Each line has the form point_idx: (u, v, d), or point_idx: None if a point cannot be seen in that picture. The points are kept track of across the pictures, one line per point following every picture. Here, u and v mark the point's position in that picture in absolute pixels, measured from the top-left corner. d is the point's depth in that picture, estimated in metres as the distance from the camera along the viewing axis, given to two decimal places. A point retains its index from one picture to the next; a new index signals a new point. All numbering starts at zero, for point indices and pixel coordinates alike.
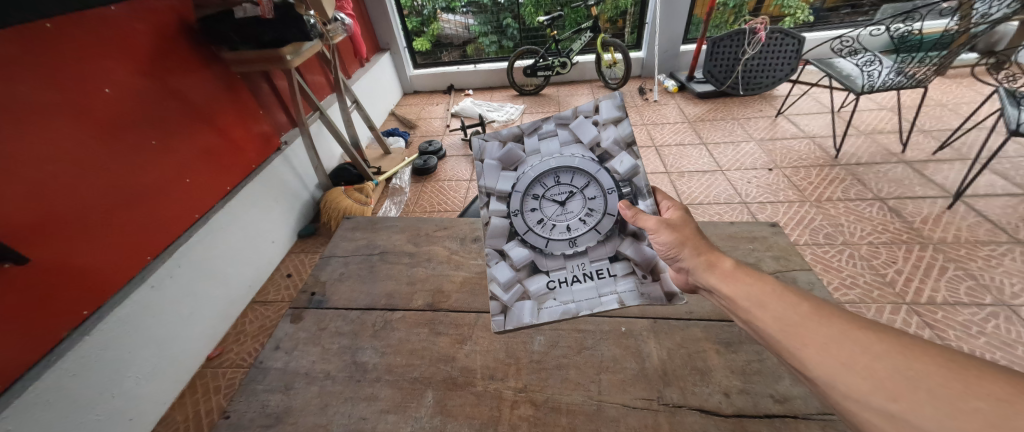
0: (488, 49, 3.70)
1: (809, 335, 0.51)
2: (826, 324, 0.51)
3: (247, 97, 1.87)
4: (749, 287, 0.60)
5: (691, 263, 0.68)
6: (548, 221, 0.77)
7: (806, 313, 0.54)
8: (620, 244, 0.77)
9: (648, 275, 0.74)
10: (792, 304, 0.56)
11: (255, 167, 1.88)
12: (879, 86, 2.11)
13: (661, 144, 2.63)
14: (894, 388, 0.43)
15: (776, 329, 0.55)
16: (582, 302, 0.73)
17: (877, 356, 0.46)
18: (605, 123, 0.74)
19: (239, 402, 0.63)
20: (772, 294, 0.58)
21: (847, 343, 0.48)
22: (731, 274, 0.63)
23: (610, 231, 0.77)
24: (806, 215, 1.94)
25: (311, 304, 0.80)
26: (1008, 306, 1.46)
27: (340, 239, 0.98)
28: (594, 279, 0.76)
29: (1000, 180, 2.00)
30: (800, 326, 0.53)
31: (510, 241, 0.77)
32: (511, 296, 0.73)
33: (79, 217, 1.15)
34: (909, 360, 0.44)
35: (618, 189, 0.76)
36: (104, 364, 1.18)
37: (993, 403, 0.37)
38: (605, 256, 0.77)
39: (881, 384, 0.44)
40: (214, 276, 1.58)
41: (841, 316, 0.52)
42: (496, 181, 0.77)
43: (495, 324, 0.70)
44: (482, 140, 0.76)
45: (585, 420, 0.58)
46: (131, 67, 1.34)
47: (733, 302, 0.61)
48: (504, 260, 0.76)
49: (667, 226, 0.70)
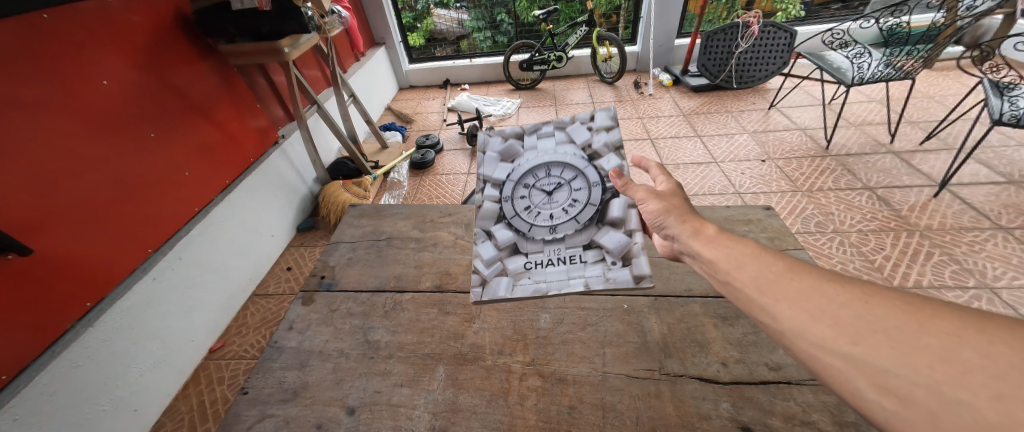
0: (482, 44, 3.70)
1: (781, 289, 0.49)
2: (798, 278, 0.49)
3: (244, 90, 1.87)
4: (729, 250, 0.58)
5: (676, 230, 0.66)
6: (534, 209, 0.76)
7: (781, 273, 0.51)
8: (598, 232, 0.75)
9: (614, 260, 0.73)
10: (767, 263, 0.54)
11: (254, 161, 1.89)
12: (868, 78, 2.16)
13: (657, 137, 2.67)
14: (853, 332, 0.41)
15: (753, 290, 0.52)
16: (546, 281, 0.73)
17: (843, 305, 0.44)
18: (598, 129, 0.76)
19: (257, 378, 0.65)
20: (751, 256, 0.55)
21: (814, 295, 0.46)
22: (714, 239, 0.61)
23: (590, 220, 0.76)
24: (798, 204, 1.99)
25: (322, 286, 0.82)
26: (990, 289, 1.52)
27: (346, 226, 1.00)
28: (567, 263, 0.75)
29: (985, 169, 2.06)
30: (775, 284, 0.51)
31: (499, 223, 0.76)
32: (492, 271, 0.75)
33: (79, 211, 1.15)
34: (869, 306, 0.42)
35: (603, 184, 0.75)
36: (108, 356, 1.19)
37: (944, 339, 0.36)
38: (580, 242, 0.76)
39: (842, 329, 0.42)
40: (214, 269, 1.58)
41: (813, 271, 0.50)
42: (493, 171, 0.77)
43: (473, 294, 0.71)
44: (488, 135, 0.77)
45: (590, 389, 0.60)
46: (128, 60, 1.34)
47: (714, 266, 0.58)
48: (488, 238, 0.76)
49: (654, 196, 0.69)
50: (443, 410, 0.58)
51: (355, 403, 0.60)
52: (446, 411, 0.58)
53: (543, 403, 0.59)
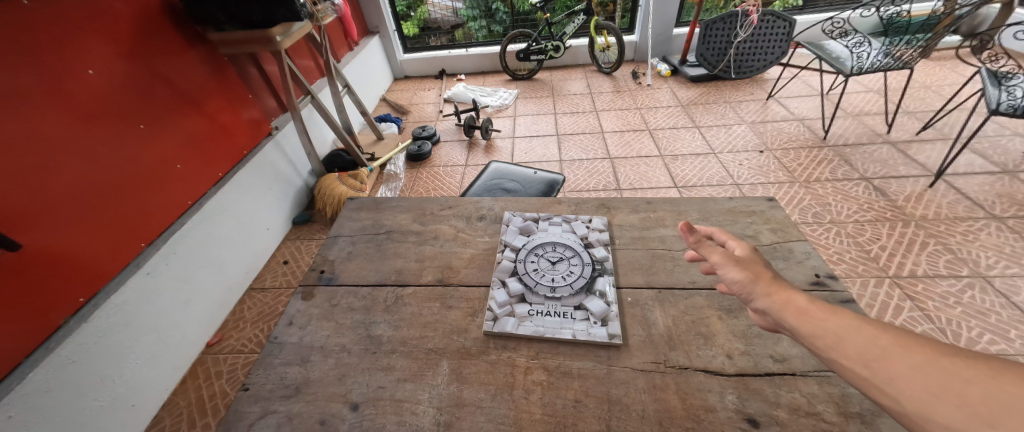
0: (478, 33, 3.63)
1: (894, 366, 0.40)
2: (911, 353, 0.40)
3: (235, 80, 1.82)
4: (823, 321, 0.48)
5: (764, 302, 0.54)
6: (537, 270, 0.77)
7: (888, 345, 0.42)
8: (589, 295, 0.73)
9: (598, 320, 0.68)
10: (868, 336, 0.45)
11: (247, 153, 1.85)
12: (867, 68, 2.15)
13: (655, 128, 2.65)
14: (991, 414, 0.33)
15: (857, 364, 0.43)
16: (542, 327, 0.67)
17: (967, 381, 0.35)
18: (593, 229, 0.89)
19: (258, 374, 0.64)
20: (852, 328, 0.46)
21: (932, 373, 0.38)
22: (806, 309, 0.50)
23: (584, 286, 0.75)
24: (796, 195, 2.00)
25: (321, 281, 0.81)
26: (983, 277, 1.53)
27: (345, 219, 0.99)
28: (561, 317, 0.69)
29: (979, 159, 2.08)
30: (885, 358, 0.41)
31: (514, 274, 0.77)
32: (506, 311, 0.71)
33: (69, 204, 1.13)
34: (1002, 383, 0.34)
35: (595, 264, 0.79)
36: (103, 351, 1.17)
37: None
38: (573, 300, 0.72)
39: (973, 410, 0.34)
40: (209, 263, 1.56)
41: (927, 343, 0.41)
42: (513, 239, 0.86)
43: (484, 325, 0.68)
44: (511, 215, 0.94)
45: (596, 382, 0.60)
46: (113, 49, 1.29)
47: (810, 342, 0.48)
48: (502, 286, 0.75)
49: (735, 262, 0.58)
50: (448, 405, 0.58)
51: (359, 399, 0.59)
52: (451, 406, 0.57)
53: (549, 396, 0.58)
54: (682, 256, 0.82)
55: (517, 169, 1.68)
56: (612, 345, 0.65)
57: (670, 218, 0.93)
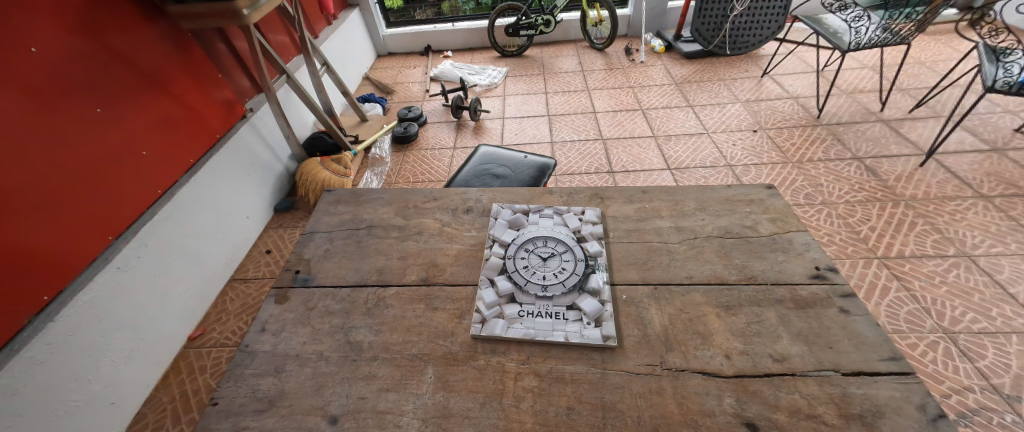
0: (464, 6, 3.45)
1: None
2: None
3: (202, 59, 1.69)
4: None
5: None
6: (529, 267, 0.73)
7: None
8: (582, 294, 0.70)
9: (591, 321, 0.66)
10: None
11: (221, 137, 1.74)
12: (865, 44, 2.09)
13: (648, 107, 2.58)
14: None
15: None
16: (533, 330, 0.64)
17: None
18: (586, 221, 0.85)
19: (228, 386, 0.60)
20: None
21: None
22: None
23: (577, 284, 0.71)
24: (789, 176, 1.97)
25: (297, 282, 0.77)
26: (968, 256, 1.54)
27: (323, 214, 0.93)
28: (553, 318, 0.66)
29: (970, 137, 2.08)
30: None
31: (504, 272, 0.74)
32: (494, 312, 0.68)
33: (26, 196, 1.03)
34: None
35: (587, 261, 0.75)
36: (75, 351, 1.10)
37: None
38: (565, 301, 0.69)
39: None
40: (184, 255, 1.49)
41: None
42: (502, 233, 0.82)
43: (472, 329, 0.64)
44: (500, 207, 0.90)
45: (589, 388, 0.57)
46: (59, 22, 1.16)
47: None
48: (490, 285, 0.72)
49: None
50: (433, 416, 0.54)
51: (338, 411, 0.55)
52: (437, 417, 0.54)
53: (540, 404, 0.55)
54: (679, 249, 0.79)
55: (506, 153, 1.61)
56: (607, 347, 0.62)
57: (666, 208, 0.89)
